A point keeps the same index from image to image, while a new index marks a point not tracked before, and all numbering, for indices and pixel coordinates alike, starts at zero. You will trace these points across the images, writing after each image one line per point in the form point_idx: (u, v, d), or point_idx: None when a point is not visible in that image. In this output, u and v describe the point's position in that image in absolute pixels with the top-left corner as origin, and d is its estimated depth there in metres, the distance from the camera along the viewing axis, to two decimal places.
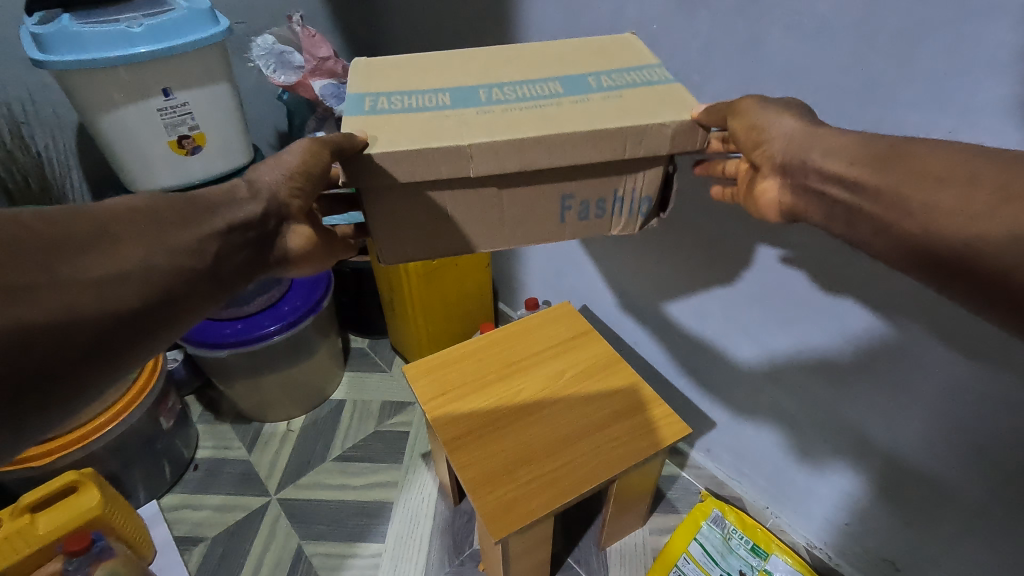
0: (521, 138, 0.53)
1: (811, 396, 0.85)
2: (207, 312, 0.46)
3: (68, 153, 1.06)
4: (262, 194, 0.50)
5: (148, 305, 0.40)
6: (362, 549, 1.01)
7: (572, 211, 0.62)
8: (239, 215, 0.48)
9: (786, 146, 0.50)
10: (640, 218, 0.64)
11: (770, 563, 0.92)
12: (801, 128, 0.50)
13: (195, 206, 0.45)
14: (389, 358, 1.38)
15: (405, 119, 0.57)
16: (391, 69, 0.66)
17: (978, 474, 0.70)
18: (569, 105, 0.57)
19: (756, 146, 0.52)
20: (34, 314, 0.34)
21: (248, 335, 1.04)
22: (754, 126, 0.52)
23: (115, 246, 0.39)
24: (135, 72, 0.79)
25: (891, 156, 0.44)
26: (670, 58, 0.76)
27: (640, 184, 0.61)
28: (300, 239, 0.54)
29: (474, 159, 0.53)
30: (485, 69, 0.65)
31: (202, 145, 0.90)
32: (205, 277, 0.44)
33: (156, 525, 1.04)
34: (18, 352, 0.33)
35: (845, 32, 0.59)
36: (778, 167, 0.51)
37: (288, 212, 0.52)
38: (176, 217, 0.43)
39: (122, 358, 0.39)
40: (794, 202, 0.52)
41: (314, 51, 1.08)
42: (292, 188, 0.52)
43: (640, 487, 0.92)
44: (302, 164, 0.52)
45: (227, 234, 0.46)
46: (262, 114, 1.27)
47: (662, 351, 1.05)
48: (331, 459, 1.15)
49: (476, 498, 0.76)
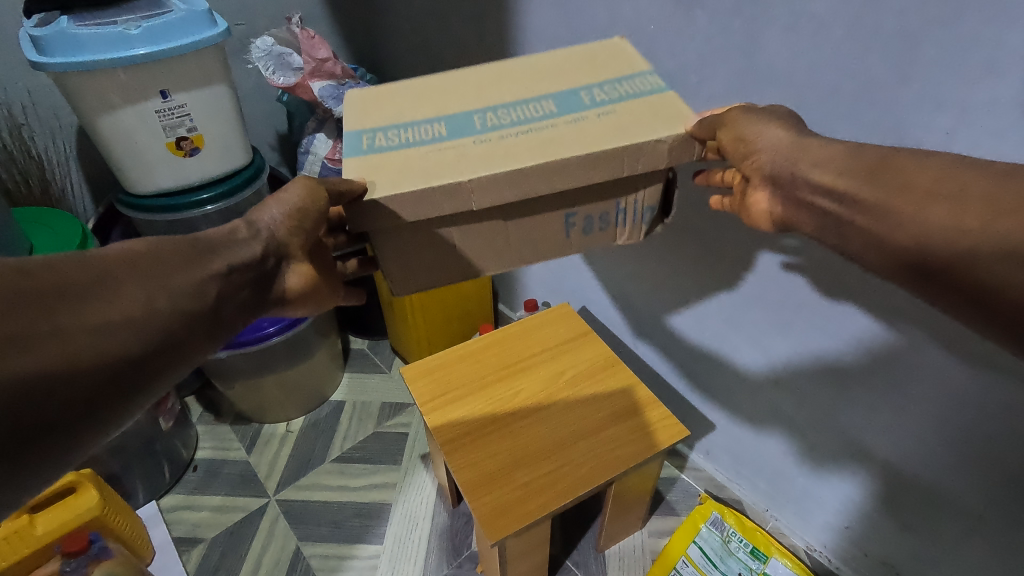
0: (519, 167, 0.53)
1: (810, 398, 0.84)
2: (205, 353, 0.46)
3: (68, 154, 1.07)
4: (261, 235, 0.51)
5: (144, 349, 0.40)
6: (360, 551, 1.01)
7: (576, 227, 0.62)
8: (241, 256, 0.49)
9: (774, 158, 0.52)
10: (645, 226, 0.63)
11: (770, 566, 0.92)
12: (788, 138, 0.52)
13: (196, 250, 0.46)
14: (388, 359, 1.38)
15: (404, 157, 0.57)
16: (389, 97, 0.66)
17: (978, 477, 0.70)
18: (564, 126, 0.57)
19: (746, 157, 0.54)
20: (37, 361, 0.34)
21: (247, 335, 1.05)
22: (741, 137, 0.54)
23: (117, 292, 0.39)
24: (132, 73, 0.79)
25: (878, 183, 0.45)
26: (666, 58, 0.75)
27: (641, 197, 0.61)
28: (298, 278, 0.55)
29: (477, 193, 0.53)
30: (485, 88, 0.65)
31: (200, 146, 0.90)
32: (205, 317, 0.44)
33: (154, 526, 1.04)
34: (20, 400, 0.33)
35: (843, 32, 0.58)
36: (767, 177, 0.53)
37: (286, 251, 0.53)
38: (177, 259, 0.44)
39: (121, 402, 0.39)
40: (788, 215, 0.54)
41: (313, 52, 1.09)
42: (291, 228, 0.53)
43: (638, 489, 0.91)
44: (302, 204, 0.53)
45: (227, 277, 0.47)
46: (262, 115, 1.28)
47: (661, 353, 1.04)
48: (330, 460, 1.15)
49: (473, 499, 0.76)
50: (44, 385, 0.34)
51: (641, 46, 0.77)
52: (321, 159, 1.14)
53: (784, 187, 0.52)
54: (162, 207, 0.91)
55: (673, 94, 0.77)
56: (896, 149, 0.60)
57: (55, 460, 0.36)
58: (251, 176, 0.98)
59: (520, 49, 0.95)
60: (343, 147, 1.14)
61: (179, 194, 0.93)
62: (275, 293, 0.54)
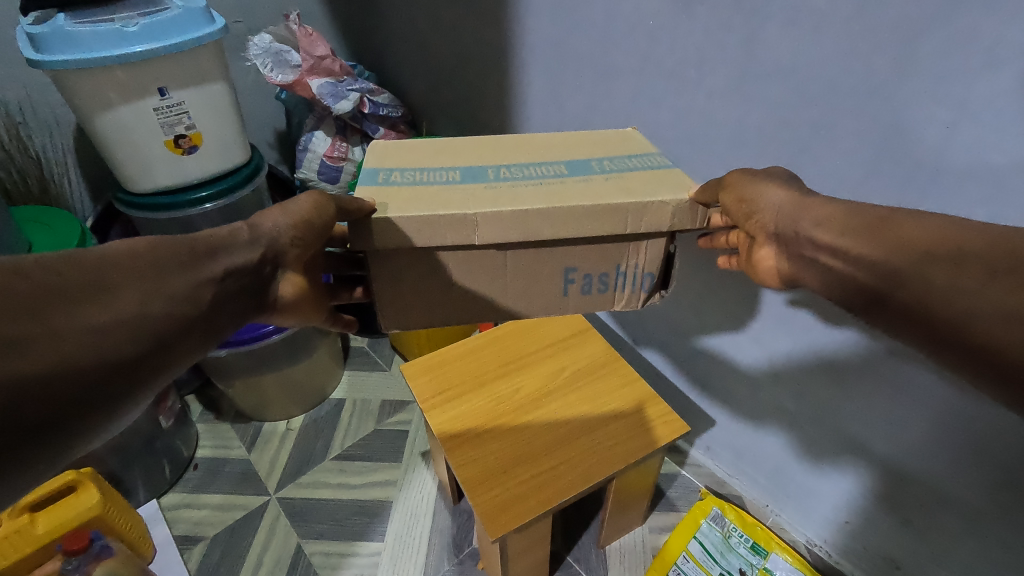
0: (526, 210, 0.54)
1: (810, 394, 0.85)
2: (196, 357, 0.44)
3: (66, 152, 1.06)
4: (261, 240, 0.49)
5: (138, 355, 0.38)
6: (361, 548, 1.01)
7: (575, 284, 0.62)
8: (238, 260, 0.46)
9: (777, 216, 0.50)
10: (643, 294, 0.63)
11: (770, 561, 0.92)
12: (791, 199, 0.50)
13: (196, 251, 0.44)
14: (389, 357, 1.38)
15: (418, 190, 0.58)
16: (410, 148, 0.68)
17: (978, 473, 0.70)
18: (572, 184, 0.58)
19: (748, 218, 0.53)
20: (29, 366, 0.32)
21: (247, 334, 1.05)
22: (744, 199, 0.53)
23: (111, 293, 0.37)
24: (130, 71, 0.79)
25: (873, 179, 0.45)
26: (665, 54, 0.75)
27: (642, 260, 0.61)
28: (290, 288, 0.53)
29: (481, 228, 0.54)
30: (500, 150, 0.66)
31: (198, 145, 0.90)
32: (198, 322, 0.42)
33: (155, 525, 1.04)
34: (11, 406, 0.31)
35: (843, 26, 0.58)
36: (772, 235, 0.52)
37: (283, 259, 0.51)
38: (175, 261, 0.42)
39: (112, 408, 0.37)
40: (793, 270, 0.52)
41: (312, 49, 1.09)
42: (293, 237, 0.51)
43: (639, 485, 0.91)
44: (307, 215, 0.52)
45: (223, 282, 0.45)
46: (260, 113, 1.27)
47: (661, 349, 1.05)
48: (330, 458, 1.15)
49: (473, 496, 0.76)
50: (37, 390, 0.32)
51: (641, 42, 0.77)
52: (319, 157, 1.15)
53: (786, 181, 0.52)
54: (161, 206, 0.91)
55: (673, 89, 0.77)
56: (897, 144, 0.60)
57: (43, 467, 0.35)
58: (249, 175, 0.98)
59: (519, 45, 0.95)
60: (342, 144, 1.16)
61: (178, 192, 0.93)
62: (269, 299, 0.51)
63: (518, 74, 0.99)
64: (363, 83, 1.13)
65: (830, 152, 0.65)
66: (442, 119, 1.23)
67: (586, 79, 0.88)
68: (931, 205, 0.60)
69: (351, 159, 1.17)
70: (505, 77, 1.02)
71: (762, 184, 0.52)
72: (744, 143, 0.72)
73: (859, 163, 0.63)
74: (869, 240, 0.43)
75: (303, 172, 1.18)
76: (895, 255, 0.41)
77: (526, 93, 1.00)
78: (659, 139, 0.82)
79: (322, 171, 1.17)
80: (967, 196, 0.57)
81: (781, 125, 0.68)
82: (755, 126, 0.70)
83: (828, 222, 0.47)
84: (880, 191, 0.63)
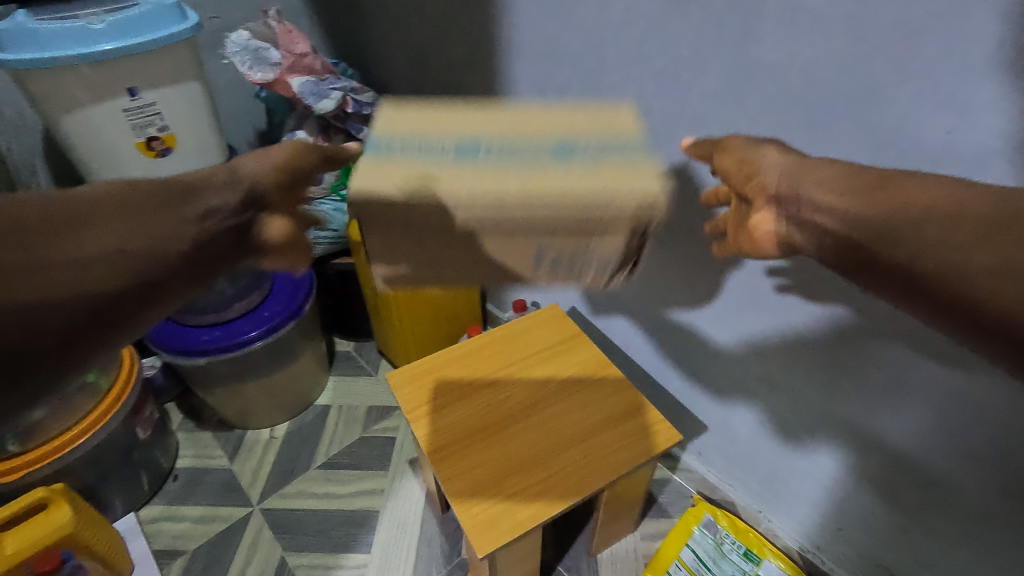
0: (489, 181, 0.63)
1: (802, 399, 0.83)
2: (191, 291, 0.47)
3: (34, 153, 1.02)
4: (240, 181, 0.51)
5: (126, 287, 0.41)
6: (348, 560, 0.98)
7: (545, 263, 0.71)
8: (217, 200, 0.48)
9: (779, 175, 0.52)
10: (607, 275, 0.72)
11: (763, 568, 0.92)
12: (788, 159, 0.53)
13: (173, 191, 0.46)
14: (375, 362, 1.36)
15: (407, 162, 0.65)
16: (423, 112, 0.72)
17: (974, 479, 0.69)
18: (544, 171, 0.64)
19: (747, 179, 0.56)
20: (26, 290, 0.35)
21: (226, 342, 1.02)
22: (743, 161, 0.57)
23: (93, 226, 0.39)
24: (98, 71, 0.75)
25: (874, 189, 0.45)
26: (657, 54, 0.73)
27: (604, 249, 0.68)
28: (278, 230, 0.54)
29: (451, 193, 0.63)
30: (490, 122, 0.69)
31: (172, 146, 0.86)
32: (188, 258, 0.45)
33: (133, 539, 1.01)
34: (14, 328, 0.34)
35: (841, 28, 0.56)
36: (772, 197, 0.53)
37: (264, 200, 0.53)
38: (151, 202, 0.44)
39: (115, 328, 0.41)
40: (791, 234, 0.53)
41: (291, 47, 1.05)
42: (272, 182, 0.54)
43: (631, 493, 0.90)
44: (291, 163, 0.56)
45: (203, 222, 0.46)
46: (240, 112, 1.24)
47: (651, 354, 1.03)
48: (316, 466, 1.13)
49: (462, 510, 0.74)
50: (41, 310, 0.35)
51: (632, 41, 0.75)
52: None
53: (783, 145, 0.55)
54: None
55: (664, 91, 0.75)
56: (897, 149, 0.58)
57: (59, 382, 0.39)
58: None
59: (506, 44, 0.93)
60: (324, 145, 1.12)
61: None
62: (254, 243, 0.52)
63: (505, 74, 0.97)
64: (346, 81, 1.09)
65: (827, 157, 0.63)
66: None
67: (575, 80, 0.86)
68: None
69: (334, 160, 1.13)
70: (492, 78, 1.00)
71: (757, 147, 0.57)
72: None
73: (857, 168, 0.61)
74: (864, 197, 0.45)
75: None
76: (899, 208, 0.43)
77: (513, 93, 0.98)
78: None
79: None
80: None
81: (776, 128, 0.66)
82: (749, 130, 0.68)
83: (831, 183, 0.48)
84: None
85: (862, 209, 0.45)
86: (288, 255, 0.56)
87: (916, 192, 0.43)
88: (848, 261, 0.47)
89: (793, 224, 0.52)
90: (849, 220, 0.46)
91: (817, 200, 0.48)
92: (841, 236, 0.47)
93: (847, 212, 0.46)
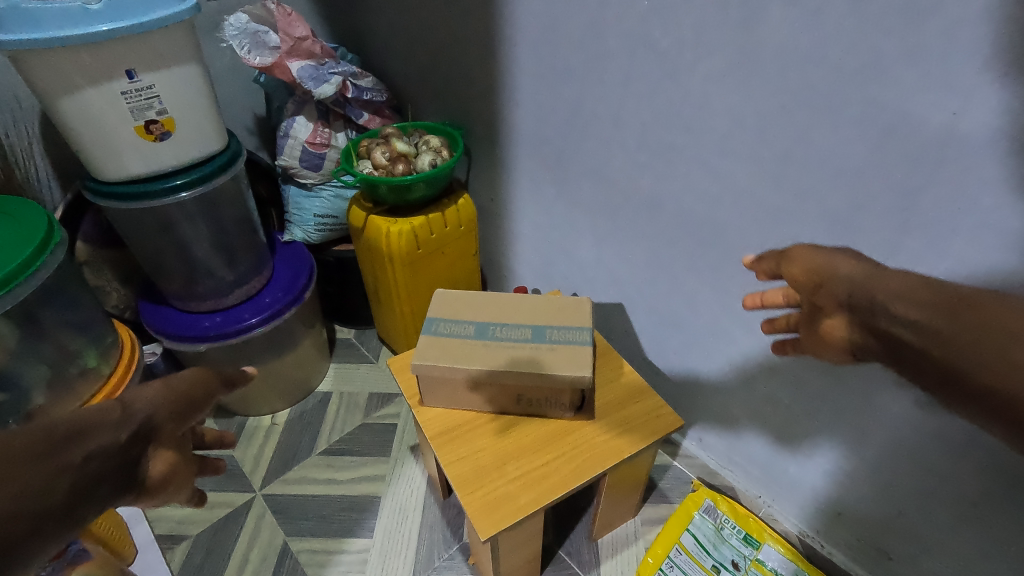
0: None
1: (802, 386, 0.84)
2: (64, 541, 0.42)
3: (31, 138, 1.02)
4: (134, 418, 0.46)
5: None
6: (349, 545, 0.99)
7: None
8: (107, 441, 0.44)
9: (850, 285, 0.50)
10: None
11: (763, 552, 0.95)
12: (862, 269, 0.50)
13: (54, 438, 0.41)
14: (376, 349, 1.36)
15: None
16: None
17: (976, 464, 0.69)
18: None
19: (818, 287, 0.53)
20: None
21: (228, 327, 1.03)
22: (814, 269, 0.54)
23: None
24: (96, 53, 0.74)
25: (958, 311, 0.42)
26: (659, 37, 0.72)
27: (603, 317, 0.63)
28: (161, 465, 0.48)
29: None
30: None
31: (171, 130, 0.85)
32: (53, 517, 0.40)
33: (136, 524, 1.01)
34: None
35: (847, 8, 0.56)
36: (845, 304, 0.51)
37: (157, 435, 0.48)
38: (34, 452, 0.40)
39: None
40: (863, 340, 0.50)
41: (290, 30, 1.03)
42: (170, 414, 0.49)
43: (632, 479, 0.90)
44: (185, 390, 0.51)
45: (86, 465, 0.42)
46: (239, 98, 1.23)
47: (651, 341, 1.04)
48: (317, 453, 1.13)
49: (463, 494, 0.74)
50: None
51: (634, 23, 0.74)
52: (301, 144, 1.12)
53: (857, 254, 0.52)
54: (136, 195, 0.87)
55: (667, 74, 0.74)
56: (901, 131, 0.58)
57: None
58: (227, 161, 0.95)
59: (507, 28, 0.92)
60: (324, 130, 1.13)
61: (151, 180, 0.89)
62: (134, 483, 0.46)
63: (505, 59, 0.96)
64: (345, 66, 1.10)
65: (830, 140, 0.63)
66: (428, 106, 1.20)
67: (577, 64, 0.85)
68: (935, 194, 0.58)
69: (334, 146, 1.14)
70: (493, 63, 0.99)
71: (833, 256, 0.53)
72: (741, 130, 0.70)
73: (861, 150, 0.61)
74: (944, 313, 0.43)
75: (284, 159, 1.13)
76: (985, 331, 0.40)
77: (513, 78, 0.97)
78: (653, 127, 0.80)
79: (303, 159, 1.13)
80: (972, 183, 0.56)
81: (779, 111, 0.66)
82: (751, 114, 0.68)
83: (909, 295, 0.45)
84: (881, 179, 0.61)
85: (948, 327, 0.42)
86: (168, 493, 0.49)
87: (1007, 317, 0.40)
88: (933, 384, 0.44)
89: (872, 334, 0.49)
90: (919, 333, 0.44)
91: (897, 315, 0.46)
92: (920, 354, 0.44)
93: (926, 330, 0.43)
